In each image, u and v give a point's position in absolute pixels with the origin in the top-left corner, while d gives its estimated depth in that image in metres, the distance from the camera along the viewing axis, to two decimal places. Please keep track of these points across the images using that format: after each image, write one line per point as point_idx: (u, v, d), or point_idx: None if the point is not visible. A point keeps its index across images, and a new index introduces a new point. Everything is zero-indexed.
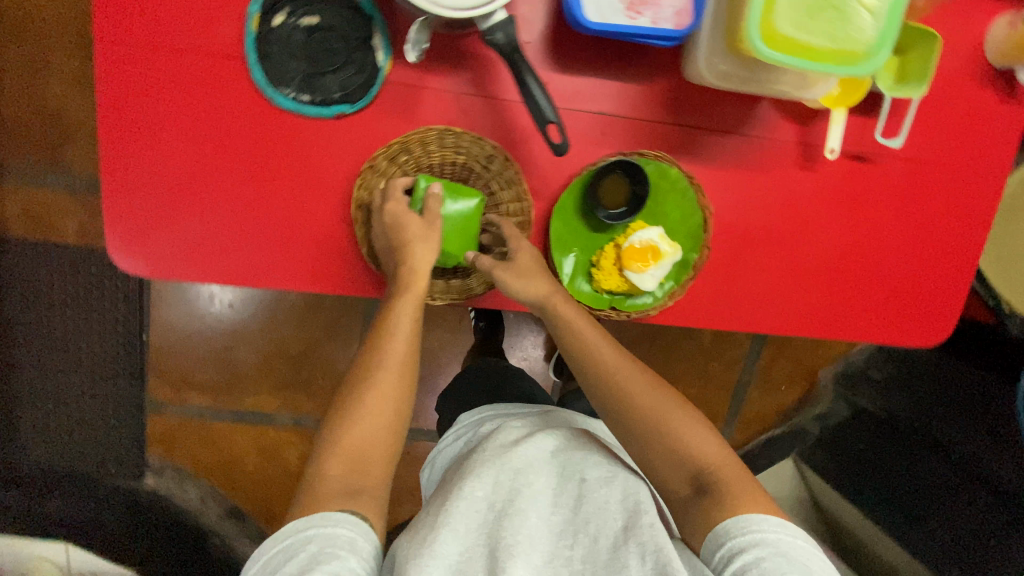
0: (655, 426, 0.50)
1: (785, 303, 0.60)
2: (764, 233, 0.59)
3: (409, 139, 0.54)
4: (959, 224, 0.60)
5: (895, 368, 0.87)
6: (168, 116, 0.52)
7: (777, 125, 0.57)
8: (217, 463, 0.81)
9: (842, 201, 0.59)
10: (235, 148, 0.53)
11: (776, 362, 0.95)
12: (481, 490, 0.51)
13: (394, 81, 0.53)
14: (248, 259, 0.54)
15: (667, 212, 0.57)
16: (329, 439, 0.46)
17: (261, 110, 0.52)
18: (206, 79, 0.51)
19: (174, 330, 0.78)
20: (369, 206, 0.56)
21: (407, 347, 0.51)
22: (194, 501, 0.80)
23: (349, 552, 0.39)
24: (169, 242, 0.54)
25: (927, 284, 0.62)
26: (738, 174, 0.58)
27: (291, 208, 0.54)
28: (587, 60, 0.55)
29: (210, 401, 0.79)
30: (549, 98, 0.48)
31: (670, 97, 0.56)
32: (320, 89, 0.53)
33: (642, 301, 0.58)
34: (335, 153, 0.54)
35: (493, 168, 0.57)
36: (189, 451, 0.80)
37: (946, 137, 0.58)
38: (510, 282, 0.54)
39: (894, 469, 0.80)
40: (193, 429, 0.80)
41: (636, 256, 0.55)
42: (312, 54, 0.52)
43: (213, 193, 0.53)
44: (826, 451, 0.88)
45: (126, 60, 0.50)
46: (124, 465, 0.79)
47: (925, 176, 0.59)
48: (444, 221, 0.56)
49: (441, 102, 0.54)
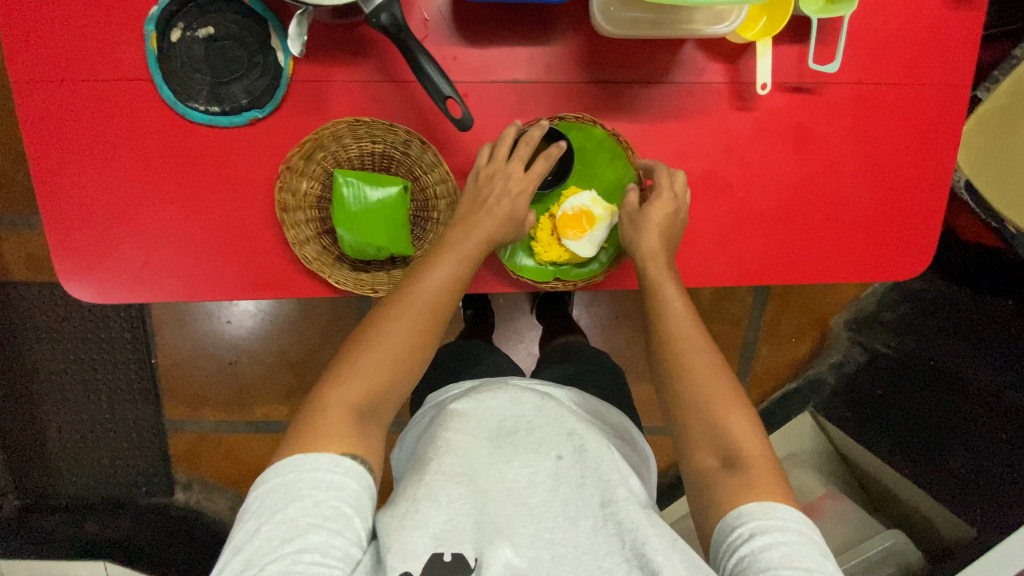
0: (708, 386, 0.56)
1: (739, 247, 0.73)
2: (705, 180, 0.71)
3: (320, 135, 0.66)
4: (900, 151, 0.72)
5: (910, 313, 1.03)
6: (101, 146, 0.67)
7: (702, 70, 0.69)
8: (245, 471, 1.10)
9: (783, 136, 0.71)
10: (157, 164, 0.68)
11: (782, 318, 1.11)
12: (459, 462, 0.50)
13: (298, 79, 0.67)
14: (192, 265, 0.70)
15: (599, 173, 0.71)
16: (337, 379, 0.53)
17: (179, 123, 0.67)
18: (129, 104, 0.67)
19: (179, 354, 1.07)
20: (296, 201, 0.68)
21: (425, 312, 0.58)
22: (225, 510, 1.10)
23: (342, 525, 0.44)
24: (121, 260, 0.69)
25: (883, 210, 0.74)
26: (663, 125, 0.71)
27: (226, 219, 0.69)
28: (496, 33, 0.68)
29: (224, 416, 1.09)
30: (444, 75, 0.60)
31: (585, 57, 0.69)
32: (227, 98, 0.67)
33: (587, 269, 0.72)
34: (252, 154, 0.68)
35: (411, 152, 0.70)
36: (212, 462, 1.10)
37: (880, 51, 0.70)
38: (633, 229, 0.66)
39: (919, 403, 0.91)
40: (212, 442, 1.09)
41: (572, 223, 0.68)
42: (214, 65, 0.67)
43: (150, 213, 0.69)
44: (846, 398, 1.04)
45: (58, 105, 0.66)
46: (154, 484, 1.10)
47: (862, 99, 0.71)
48: (364, 204, 0.68)
49: (350, 92, 0.68)
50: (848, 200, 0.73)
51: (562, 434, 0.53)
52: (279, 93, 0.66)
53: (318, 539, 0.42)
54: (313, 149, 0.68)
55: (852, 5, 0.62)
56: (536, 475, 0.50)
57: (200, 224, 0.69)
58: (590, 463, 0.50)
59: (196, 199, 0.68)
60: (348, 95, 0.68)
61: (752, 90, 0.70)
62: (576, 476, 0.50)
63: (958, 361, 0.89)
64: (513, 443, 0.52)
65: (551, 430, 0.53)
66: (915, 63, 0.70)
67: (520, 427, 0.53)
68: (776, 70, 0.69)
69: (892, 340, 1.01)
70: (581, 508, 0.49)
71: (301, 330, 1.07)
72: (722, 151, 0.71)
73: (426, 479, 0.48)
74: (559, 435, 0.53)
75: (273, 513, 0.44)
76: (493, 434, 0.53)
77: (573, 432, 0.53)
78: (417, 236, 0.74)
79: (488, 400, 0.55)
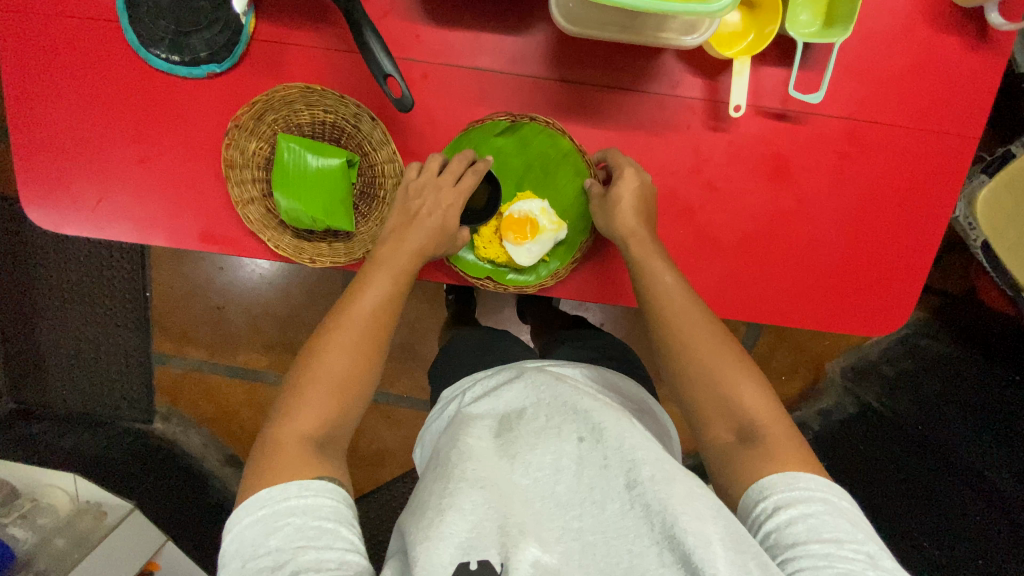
0: (707, 375, 0.55)
1: (706, 269, 0.72)
2: (670, 196, 0.70)
3: (269, 97, 0.65)
4: (888, 191, 0.70)
5: (909, 364, 1.03)
6: (66, 79, 0.67)
7: (678, 83, 0.68)
8: (219, 414, 1.11)
9: (755, 164, 0.69)
10: (115, 105, 0.68)
11: (776, 352, 1.12)
12: (480, 462, 0.48)
13: (260, 38, 0.66)
14: (143, 209, 0.70)
15: (555, 184, 0.70)
16: (283, 413, 0.52)
17: (142, 68, 0.67)
18: (95, 43, 0.66)
19: (167, 291, 1.07)
20: (241, 158, 0.67)
21: (373, 309, 0.59)
22: (198, 446, 1.12)
23: (334, 527, 0.44)
24: (74, 195, 0.70)
25: (861, 250, 0.72)
26: (627, 134, 0.69)
27: (182, 169, 0.69)
28: (466, 16, 0.67)
29: (206, 357, 1.09)
30: (388, 55, 0.60)
31: (558, 53, 0.68)
32: (188, 49, 0.65)
33: (522, 278, 0.71)
34: (207, 109, 0.68)
35: (362, 126, 0.68)
36: (189, 399, 1.11)
37: (872, 86, 0.68)
38: (606, 212, 0.65)
39: (913, 472, 0.89)
40: (193, 379, 1.10)
41: (514, 228, 0.68)
42: (177, 14, 0.64)
43: (108, 153, 0.69)
44: (823, 445, 1.03)
45: (24, 37, 0.66)
46: (133, 410, 1.11)
47: (848, 135, 0.69)
48: (307, 170, 0.67)
49: (309, 57, 0.67)
50: (821, 236, 0.71)
51: (578, 415, 0.50)
52: (239, 50, 0.65)
53: (307, 559, 0.40)
54: (263, 110, 0.67)
55: (844, 33, 0.59)
56: (558, 462, 0.48)
57: (174, 180, 0.69)
58: (610, 444, 0.47)
59: (155, 144, 0.69)
60: (313, 62, 0.67)
61: (727, 109, 0.68)
62: (598, 458, 0.47)
63: (942, 428, 0.89)
64: (529, 433, 0.50)
65: (567, 416, 0.51)
66: (901, 98, 0.68)
67: (535, 418, 0.52)
68: (755, 92, 0.68)
69: (885, 396, 1.00)
70: (606, 490, 0.46)
71: (278, 287, 1.07)
72: (691, 170, 0.70)
73: (449, 488, 0.46)
74: (575, 418, 0.50)
75: (253, 552, 0.42)
76: (509, 428, 0.52)
77: (588, 412, 0.50)
78: (360, 212, 0.72)
79: (504, 394, 0.56)
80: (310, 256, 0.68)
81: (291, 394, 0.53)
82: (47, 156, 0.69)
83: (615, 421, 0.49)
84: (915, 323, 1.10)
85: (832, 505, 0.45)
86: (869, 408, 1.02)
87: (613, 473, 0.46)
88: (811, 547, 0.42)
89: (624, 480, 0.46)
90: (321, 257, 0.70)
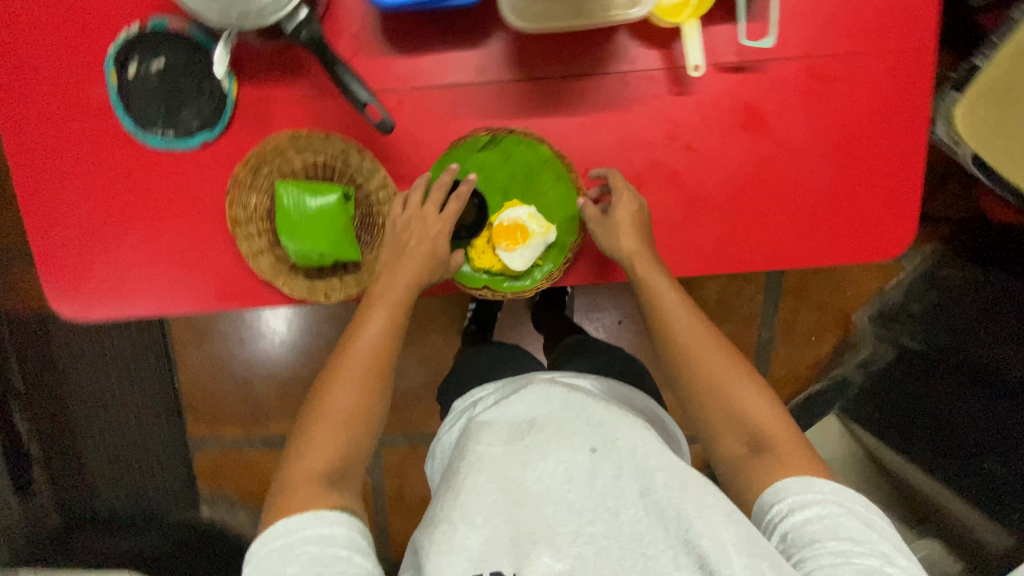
0: (711, 384, 0.58)
1: (700, 237, 0.72)
2: (651, 169, 0.71)
3: (264, 149, 0.68)
4: (869, 122, 0.70)
5: (937, 298, 0.99)
6: (66, 178, 0.70)
7: (639, 58, 0.69)
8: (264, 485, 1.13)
9: (728, 121, 0.69)
10: (115, 192, 0.71)
11: (798, 313, 1.09)
12: (493, 477, 0.50)
13: (241, 99, 0.69)
14: (161, 286, 0.72)
15: (541, 189, 0.71)
16: (296, 455, 0.55)
17: (136, 150, 0.69)
18: (88, 137, 0.69)
19: (195, 371, 1.10)
20: (245, 213, 0.69)
21: (376, 350, 0.60)
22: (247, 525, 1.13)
23: (348, 554, 0.48)
24: (97, 285, 0.73)
25: (857, 186, 0.71)
26: (599, 117, 0.70)
27: (188, 241, 0.71)
28: (425, 38, 0.69)
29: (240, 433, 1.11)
30: (364, 86, 0.64)
31: (517, 53, 0.69)
32: (180, 123, 0.68)
33: (519, 283, 0.72)
34: (205, 178, 0.70)
35: (352, 162, 0.71)
36: (233, 476, 1.13)
37: (828, 20, 0.68)
38: (602, 237, 0.67)
39: (950, 402, 0.93)
40: (233, 456, 1.12)
41: (505, 235, 0.68)
42: (166, 94, 0.68)
43: (119, 239, 0.72)
44: (872, 403, 1.03)
45: (24, 148, 0.70)
46: (180, 499, 1.12)
47: (817, 74, 0.69)
48: (306, 212, 0.68)
49: (290, 107, 0.69)
50: (811, 179, 0.70)
51: (593, 427, 0.52)
52: (226, 115, 0.68)
53: None
54: (258, 163, 0.69)
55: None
56: (572, 472, 0.50)
57: (185, 253, 0.72)
58: (625, 455, 0.50)
59: (160, 223, 0.71)
60: (291, 112, 0.69)
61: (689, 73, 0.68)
62: (613, 467, 0.49)
63: (981, 353, 0.92)
64: (543, 441, 0.52)
65: (582, 427, 0.52)
66: (862, 27, 0.68)
67: (549, 425, 0.53)
68: (712, 51, 0.68)
69: (919, 334, 0.99)
70: (619, 498, 0.48)
71: (298, 350, 1.08)
72: (668, 137, 0.70)
73: (461, 501, 0.49)
74: (591, 429, 0.52)
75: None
76: (523, 436, 0.53)
77: (600, 424, 0.52)
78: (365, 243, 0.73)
79: (513, 402, 0.56)
80: (319, 292, 0.71)
81: (308, 431, 0.56)
82: (60, 253, 0.72)
83: (631, 433, 0.52)
84: (926, 254, 1.05)
85: (841, 501, 0.50)
86: (908, 351, 1.01)
87: (627, 483, 0.49)
88: (827, 543, 0.47)
89: (640, 487, 0.48)
90: (330, 291, 0.72)
